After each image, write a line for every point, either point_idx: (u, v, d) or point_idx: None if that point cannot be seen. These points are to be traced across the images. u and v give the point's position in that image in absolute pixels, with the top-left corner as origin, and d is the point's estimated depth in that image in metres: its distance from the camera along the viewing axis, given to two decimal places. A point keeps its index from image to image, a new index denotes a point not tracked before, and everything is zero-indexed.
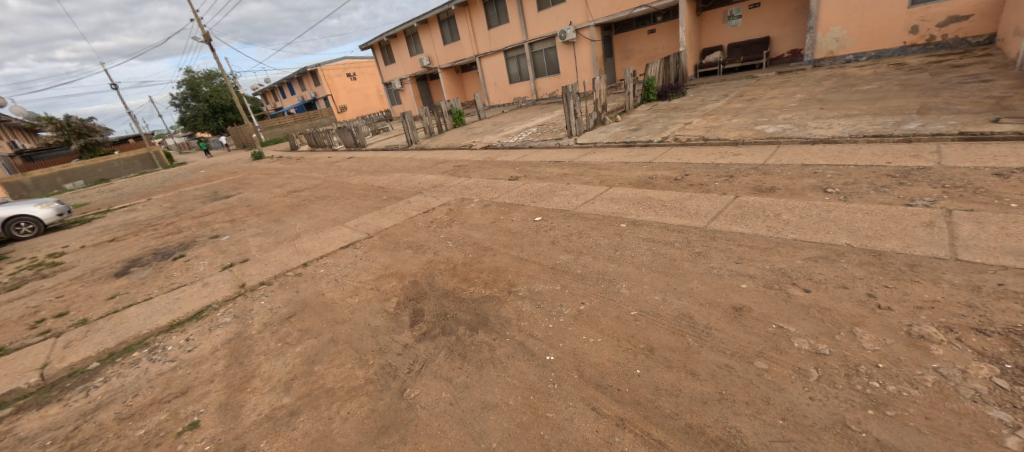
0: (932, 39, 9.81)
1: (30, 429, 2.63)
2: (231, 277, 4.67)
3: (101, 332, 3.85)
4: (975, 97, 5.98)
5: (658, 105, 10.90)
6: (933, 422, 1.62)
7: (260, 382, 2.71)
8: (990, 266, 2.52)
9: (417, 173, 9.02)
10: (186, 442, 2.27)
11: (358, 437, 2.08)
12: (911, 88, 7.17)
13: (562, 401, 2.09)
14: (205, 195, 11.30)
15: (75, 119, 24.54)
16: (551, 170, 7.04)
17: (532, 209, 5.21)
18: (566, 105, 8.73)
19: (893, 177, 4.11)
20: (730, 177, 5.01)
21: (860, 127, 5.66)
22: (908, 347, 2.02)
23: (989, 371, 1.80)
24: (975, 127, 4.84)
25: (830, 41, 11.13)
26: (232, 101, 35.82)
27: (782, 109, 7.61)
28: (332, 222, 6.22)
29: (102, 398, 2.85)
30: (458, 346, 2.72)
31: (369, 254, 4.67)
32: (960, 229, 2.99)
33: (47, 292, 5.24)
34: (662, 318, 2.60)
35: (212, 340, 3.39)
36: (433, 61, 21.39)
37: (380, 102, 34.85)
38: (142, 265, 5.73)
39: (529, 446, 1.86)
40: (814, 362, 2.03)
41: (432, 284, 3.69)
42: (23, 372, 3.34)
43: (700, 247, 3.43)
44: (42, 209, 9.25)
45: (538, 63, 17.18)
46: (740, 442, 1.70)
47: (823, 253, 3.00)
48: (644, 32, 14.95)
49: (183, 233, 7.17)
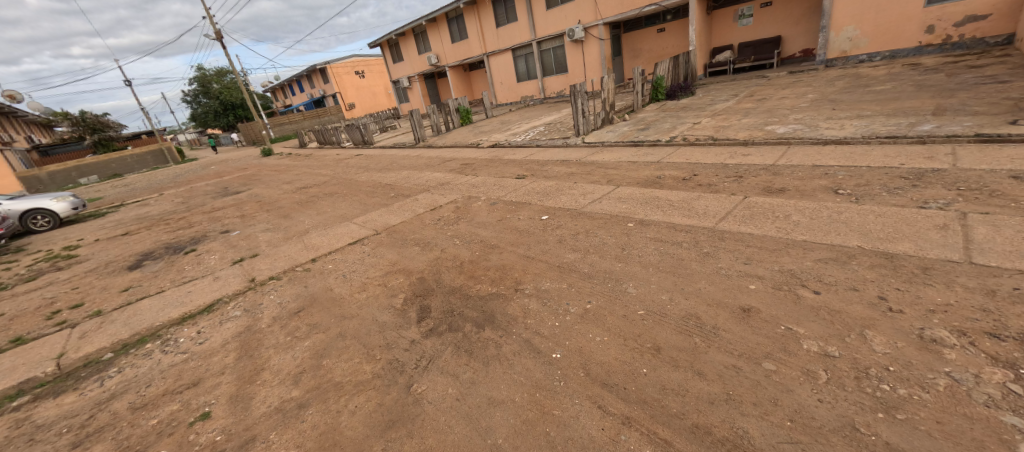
0: (949, 39, 9.64)
1: (47, 417, 2.70)
2: (241, 271, 4.75)
3: (115, 324, 3.92)
4: (993, 98, 5.86)
5: (666, 104, 10.80)
6: (945, 426, 1.60)
7: (270, 374, 2.75)
8: (1006, 269, 2.47)
9: (425, 170, 9.09)
10: (198, 432, 2.31)
11: (367, 430, 2.11)
12: (926, 88, 7.05)
13: (568, 399, 2.10)
14: (215, 191, 11.47)
15: (90, 115, 24.87)
16: (559, 169, 7.02)
17: (539, 208, 5.21)
18: (574, 103, 8.65)
19: (906, 179, 4.04)
20: (739, 178, 4.96)
21: (873, 128, 5.58)
22: (920, 350, 2.00)
23: (1003, 377, 1.77)
24: (992, 129, 4.76)
25: (843, 41, 10.96)
26: (242, 98, 36.26)
27: (793, 109, 7.52)
28: (340, 218, 6.28)
29: (116, 388, 2.92)
30: (464, 343, 2.73)
31: (377, 250, 4.71)
32: (975, 232, 2.93)
33: (63, 284, 5.35)
34: (670, 319, 2.59)
35: (223, 333, 3.45)
36: (441, 59, 21.39)
37: (387, 99, 35.05)
38: (154, 259, 5.84)
39: (534, 444, 1.87)
40: (823, 364, 2.02)
41: (439, 281, 3.71)
42: (40, 361, 3.42)
43: (708, 247, 3.41)
44: (59, 203, 9.47)
45: (546, 61, 17.12)
46: (747, 443, 1.69)
47: (833, 254, 2.97)
48: (653, 31, 14.84)
49: (195, 228, 7.29)
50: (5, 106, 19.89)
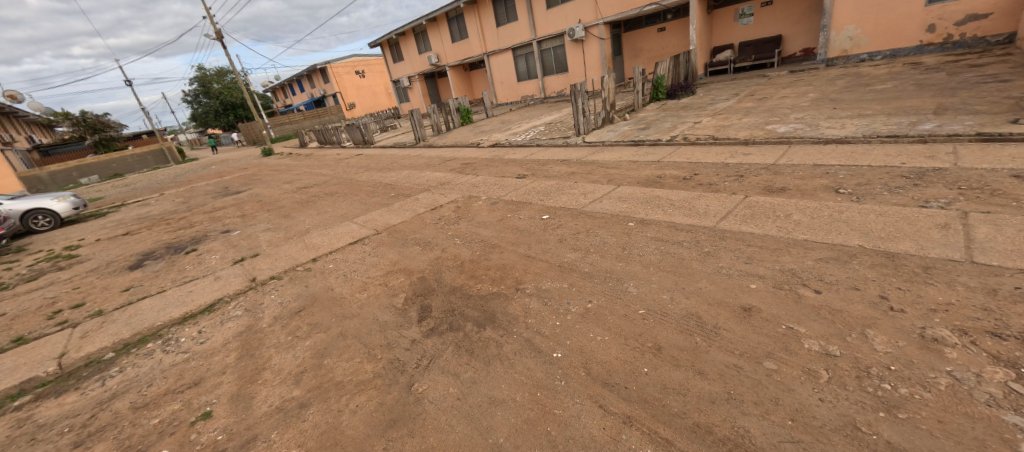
0: (949, 38, 9.63)
1: (49, 416, 2.71)
2: (242, 271, 4.75)
3: (116, 323, 3.93)
4: (994, 97, 5.85)
5: (667, 104, 10.79)
6: (946, 426, 1.60)
7: (271, 374, 2.76)
8: (1007, 268, 2.47)
9: (425, 170, 9.09)
10: (199, 431, 2.31)
11: (367, 430, 2.11)
12: (927, 87, 7.05)
13: (569, 398, 2.10)
14: (216, 191, 11.47)
15: (90, 115, 24.89)
16: (559, 168, 7.02)
17: (539, 207, 5.21)
18: (575, 103, 8.65)
19: (907, 178, 4.04)
20: (739, 177, 4.96)
21: (874, 127, 5.58)
22: (921, 349, 2.00)
23: (1004, 376, 1.77)
24: (993, 128, 4.75)
25: (844, 40, 10.94)
26: (243, 98, 36.28)
27: (793, 108, 7.52)
28: (341, 218, 6.28)
29: (117, 387, 2.92)
30: (465, 342, 2.73)
31: (377, 250, 4.72)
32: (976, 231, 2.93)
33: (64, 284, 5.36)
34: (670, 318, 2.59)
35: (225, 333, 3.45)
36: (442, 59, 21.37)
37: (388, 98, 35.03)
38: (155, 258, 5.85)
39: (535, 443, 1.87)
40: (823, 363, 2.02)
41: (439, 280, 3.71)
42: (41, 361, 3.42)
43: (709, 247, 3.41)
44: (60, 203, 9.49)
45: (546, 60, 17.10)
46: (748, 442, 1.69)
47: (834, 254, 2.97)
48: (654, 30, 14.83)
49: (195, 228, 7.30)
50: (6, 106, 19.90)
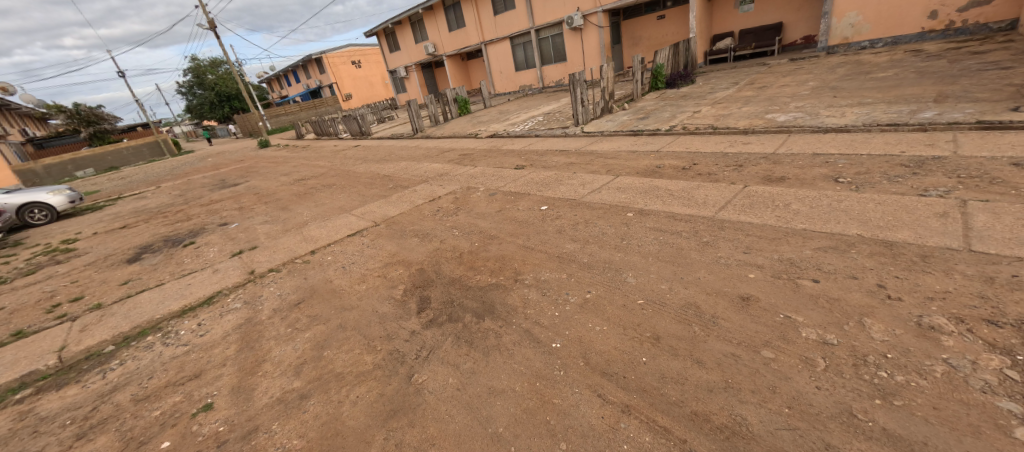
0: (951, 24, 9.53)
1: (51, 409, 2.72)
2: (240, 264, 4.73)
3: (116, 316, 3.93)
4: (995, 85, 5.80)
5: (665, 93, 10.70)
6: (942, 412, 1.61)
7: (271, 366, 2.77)
8: (1005, 257, 2.47)
9: (423, 161, 9.02)
10: (201, 423, 2.32)
11: (368, 420, 2.13)
12: (928, 75, 6.99)
13: (568, 388, 2.12)
14: (213, 183, 11.39)
15: (84, 107, 24.60)
16: (557, 159, 6.99)
17: (538, 198, 5.19)
18: (573, 93, 8.55)
19: (906, 167, 4.04)
20: (739, 166, 4.94)
21: (874, 115, 5.55)
22: (918, 337, 2.01)
23: (999, 363, 1.78)
24: (993, 115, 4.73)
25: (845, 27, 10.80)
26: (237, 89, 35.81)
27: (794, 97, 7.45)
28: (339, 210, 6.26)
29: (119, 380, 2.93)
30: (465, 333, 2.74)
31: (375, 242, 4.70)
32: (974, 219, 2.93)
33: (62, 278, 5.35)
34: (669, 308, 2.60)
35: (224, 325, 3.45)
36: (438, 48, 21.08)
37: (385, 90, 34.74)
38: (153, 252, 5.82)
39: (533, 431, 1.89)
40: (821, 352, 2.03)
41: (438, 272, 3.70)
42: (42, 354, 3.43)
43: (708, 237, 3.40)
44: (55, 196, 9.41)
45: (544, 49, 16.87)
46: (744, 429, 1.71)
47: (833, 243, 2.97)
48: (653, 18, 14.66)
49: (193, 221, 7.25)
50: None
